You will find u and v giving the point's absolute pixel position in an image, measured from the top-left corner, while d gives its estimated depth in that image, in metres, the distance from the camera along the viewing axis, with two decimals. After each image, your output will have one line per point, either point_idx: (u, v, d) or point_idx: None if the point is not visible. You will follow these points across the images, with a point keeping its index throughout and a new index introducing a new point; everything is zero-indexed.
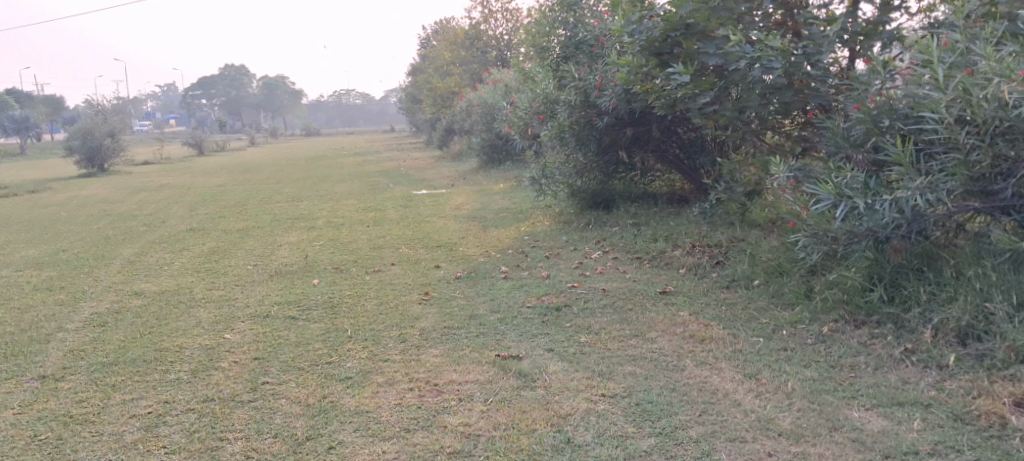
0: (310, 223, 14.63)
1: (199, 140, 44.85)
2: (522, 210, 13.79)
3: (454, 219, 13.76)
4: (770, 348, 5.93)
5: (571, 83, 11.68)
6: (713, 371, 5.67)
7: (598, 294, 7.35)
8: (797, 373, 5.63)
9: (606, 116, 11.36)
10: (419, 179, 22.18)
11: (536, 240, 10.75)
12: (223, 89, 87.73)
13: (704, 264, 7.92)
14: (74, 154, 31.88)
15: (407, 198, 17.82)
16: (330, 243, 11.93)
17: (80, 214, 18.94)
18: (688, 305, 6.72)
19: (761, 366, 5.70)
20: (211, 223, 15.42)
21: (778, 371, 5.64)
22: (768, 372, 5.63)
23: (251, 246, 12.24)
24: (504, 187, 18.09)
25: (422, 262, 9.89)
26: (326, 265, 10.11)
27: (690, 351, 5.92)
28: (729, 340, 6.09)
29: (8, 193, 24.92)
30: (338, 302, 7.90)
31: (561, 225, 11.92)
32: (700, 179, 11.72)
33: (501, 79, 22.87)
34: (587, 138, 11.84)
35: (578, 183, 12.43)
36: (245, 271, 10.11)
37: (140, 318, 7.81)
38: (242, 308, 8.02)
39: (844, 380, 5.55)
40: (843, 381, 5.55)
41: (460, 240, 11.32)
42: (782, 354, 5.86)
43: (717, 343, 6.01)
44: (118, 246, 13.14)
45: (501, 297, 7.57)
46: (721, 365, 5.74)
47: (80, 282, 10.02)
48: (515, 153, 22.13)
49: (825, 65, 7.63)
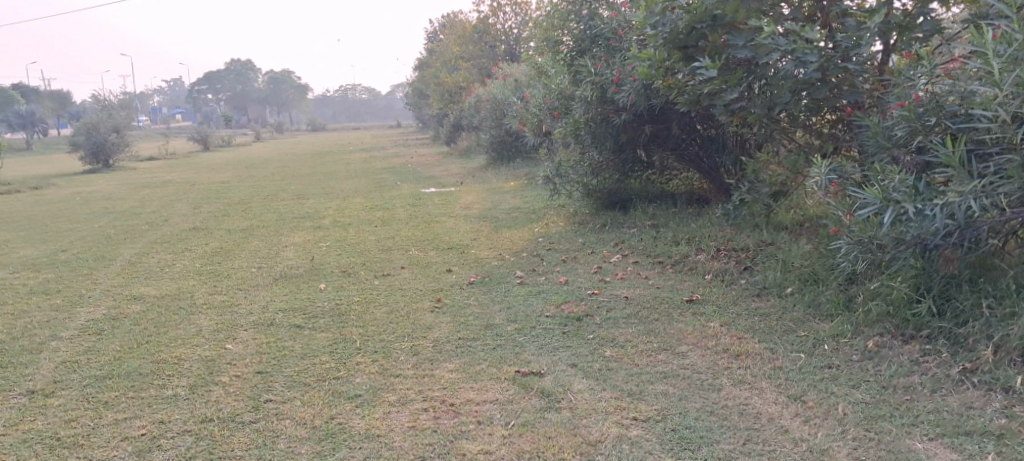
0: (317, 222, 14.29)
1: (206, 136, 44.52)
2: (535, 210, 13.43)
3: (464, 219, 13.40)
4: (814, 366, 5.60)
5: (588, 79, 11.30)
6: (753, 391, 5.32)
7: (621, 302, 7.00)
8: (846, 395, 5.31)
9: (623, 113, 10.99)
10: (427, 176, 21.82)
11: (551, 242, 10.39)
12: (230, 85, 87.54)
13: (731, 270, 7.56)
14: (79, 150, 31.58)
15: (415, 196, 17.46)
16: (338, 244, 11.59)
17: (83, 212, 18.61)
18: (718, 315, 6.36)
19: (807, 387, 5.38)
20: (216, 222, 15.08)
21: (825, 393, 5.32)
22: (815, 394, 5.31)
23: (256, 247, 11.89)
24: (515, 185, 17.73)
25: (433, 265, 9.54)
26: (334, 268, 9.75)
27: (727, 368, 5.57)
28: (766, 355, 5.73)
29: (12, 189, 24.61)
30: (346, 309, 7.54)
31: (576, 226, 11.57)
32: (720, 178, 11.27)
33: (511, 74, 22.47)
34: (604, 135, 11.48)
35: (593, 182, 12.07)
36: (250, 273, 9.77)
37: (139, 326, 7.45)
38: (246, 315, 7.66)
39: (900, 403, 5.22)
40: (899, 404, 5.21)
41: (472, 241, 10.97)
42: (827, 373, 5.53)
43: (754, 360, 5.66)
44: (120, 246, 12.80)
45: (518, 305, 7.22)
46: (760, 384, 5.39)
47: (79, 284, 9.69)
48: (525, 150, 21.75)
49: (862, 60, 7.36)
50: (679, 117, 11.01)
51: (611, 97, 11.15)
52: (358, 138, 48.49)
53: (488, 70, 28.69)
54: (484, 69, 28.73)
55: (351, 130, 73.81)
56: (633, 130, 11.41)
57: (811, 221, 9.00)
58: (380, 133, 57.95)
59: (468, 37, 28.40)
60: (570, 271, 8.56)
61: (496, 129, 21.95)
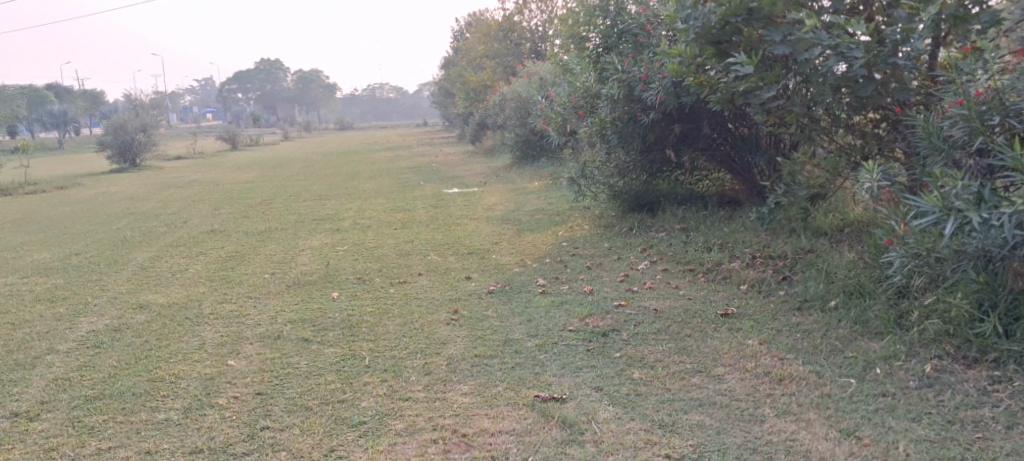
0: (336, 224, 13.90)
1: (233, 134, 44.41)
2: (559, 212, 12.96)
3: (486, 221, 12.95)
4: (866, 394, 5.12)
5: (614, 76, 10.82)
6: (800, 424, 4.83)
7: (650, 316, 6.52)
8: (908, 430, 4.80)
9: (652, 111, 10.51)
10: (451, 176, 21.41)
11: (576, 248, 9.93)
12: (258, 84, 87.75)
13: (769, 280, 7.07)
14: (106, 149, 31.48)
15: (437, 196, 17.04)
16: (356, 248, 11.19)
17: (103, 212, 18.36)
18: (756, 332, 5.88)
19: (859, 419, 4.89)
20: (234, 224, 14.74)
21: (881, 427, 4.82)
22: (870, 429, 4.81)
23: (272, 251, 11.51)
24: (539, 185, 17.28)
25: (452, 273, 9.10)
26: (348, 274, 9.34)
27: (768, 395, 5.08)
28: (810, 380, 5.24)
29: (35, 189, 24.39)
30: (356, 321, 7.10)
31: (602, 230, 11.09)
32: (755, 179, 10.78)
33: (536, 72, 22.00)
34: (632, 135, 11.01)
35: (619, 184, 11.59)
36: (262, 280, 9.37)
37: (139, 337, 7.07)
38: (253, 325, 7.24)
39: (973, 444, 4.68)
40: (973, 445, 4.68)
41: (494, 246, 10.53)
42: (881, 402, 5.04)
43: (799, 386, 5.18)
44: (134, 249, 12.47)
45: (540, 318, 6.77)
46: (809, 415, 4.91)
47: (86, 291, 9.34)
48: (550, 149, 21.28)
49: (914, 55, 6.79)
50: (711, 116, 10.51)
51: (639, 95, 10.67)
52: (385, 137, 48.21)
53: (513, 67, 28.20)
54: (509, 67, 28.26)
55: (377, 128, 73.67)
56: (662, 129, 10.92)
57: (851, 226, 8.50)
58: (407, 131, 57.70)
59: (493, 33, 27.94)
60: (595, 279, 8.10)
61: (521, 128, 21.49)
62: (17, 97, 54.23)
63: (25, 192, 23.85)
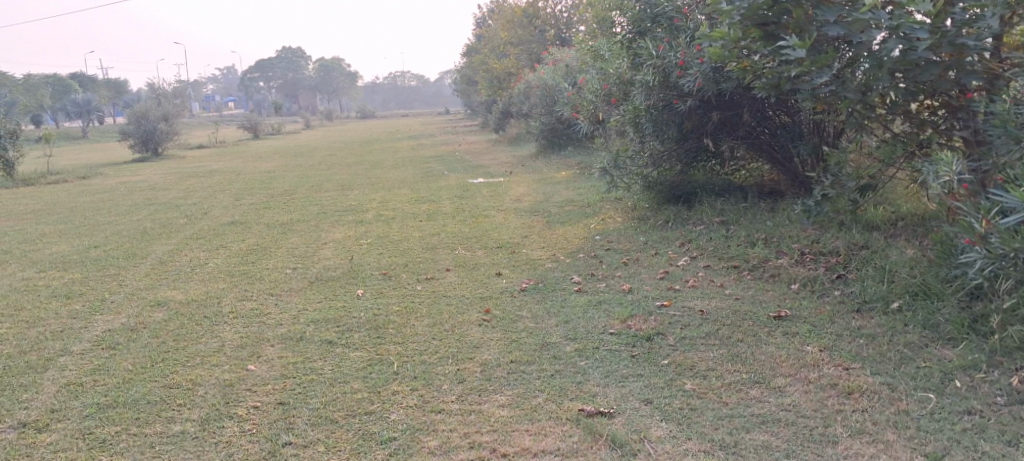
0: (360, 215, 13.55)
1: (256, 123, 44.18)
2: (589, 203, 12.55)
3: (514, 212, 12.57)
4: (949, 410, 4.81)
5: (649, 62, 10.40)
6: (879, 447, 4.58)
7: (696, 317, 6.13)
8: (1001, 454, 4.52)
9: (689, 99, 10.09)
10: (475, 165, 21.03)
11: (610, 241, 9.54)
12: (280, 72, 87.63)
13: (821, 278, 6.65)
14: (129, 138, 31.34)
15: (462, 186, 16.66)
16: (381, 241, 10.84)
17: (123, 203, 18.10)
18: (815, 337, 5.56)
19: (947, 442, 4.60)
20: (256, 215, 14.42)
21: (974, 452, 4.53)
22: (963, 454, 4.53)
23: (295, 244, 11.17)
24: (566, 175, 16.85)
25: (481, 268, 8.73)
26: (373, 269, 8.98)
27: (837, 412, 4.83)
28: (882, 394, 4.96)
29: (56, 179, 24.17)
30: (383, 322, 6.74)
31: (636, 222, 10.70)
32: (796, 170, 10.30)
33: (562, 59, 21.54)
34: (667, 123, 10.58)
35: (653, 174, 11.17)
36: (284, 275, 9.04)
37: (157, 338, 6.70)
38: (274, 326, 6.88)
39: None
40: None
41: (524, 239, 10.16)
42: (968, 421, 4.73)
43: (871, 401, 4.91)
44: (154, 240, 12.17)
45: (578, 319, 6.38)
46: (888, 436, 4.66)
47: (103, 285, 9.02)
48: (577, 137, 20.83)
49: (982, 35, 6.36)
50: (751, 103, 10.08)
51: (676, 82, 10.25)
52: (408, 125, 47.85)
53: (538, 54, 27.70)
54: (534, 53, 27.75)
55: (399, 116, 73.35)
56: (700, 117, 10.49)
57: (903, 219, 8.10)
58: (429, 119, 57.33)
59: (517, 20, 27.42)
60: (634, 276, 7.71)
61: (546, 116, 21.05)
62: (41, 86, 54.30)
63: (47, 182, 23.68)
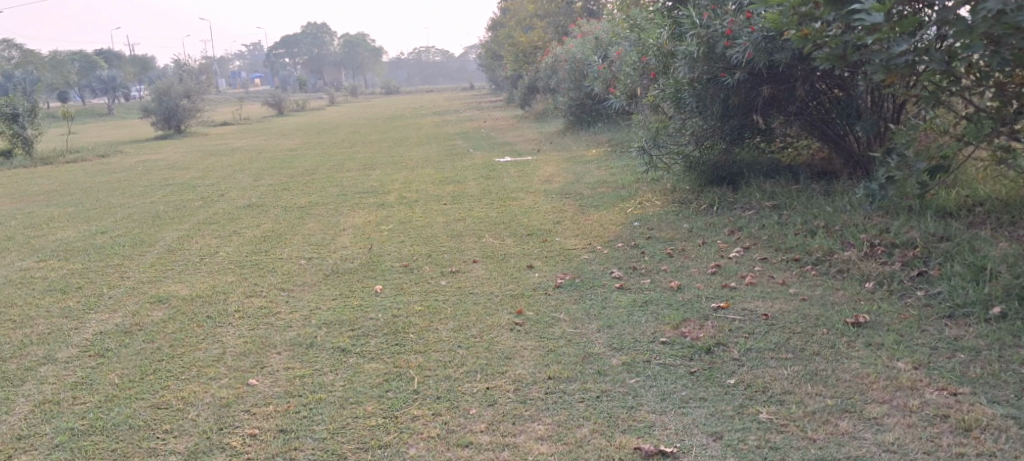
0: (382, 198, 12.82)
1: (279, 100, 43.58)
2: (624, 186, 11.75)
3: (544, 195, 11.80)
4: None
5: (692, 31, 9.58)
6: None
7: (761, 324, 5.36)
8: None
9: (737, 72, 9.27)
10: (501, 143, 20.26)
11: (652, 229, 8.77)
12: (306, 49, 87.14)
13: (900, 276, 5.84)
14: (152, 115, 30.84)
15: (488, 166, 15.89)
16: (404, 227, 10.11)
17: (140, 183, 17.51)
18: (905, 351, 4.85)
19: None
20: (274, 197, 13.73)
21: None
22: None
23: (311, 230, 10.46)
24: (597, 154, 16.03)
25: (511, 260, 7.97)
26: (394, 261, 8.24)
27: (957, 457, 4.08)
28: (1010, 432, 4.20)
29: (75, 158, 23.67)
30: (404, 325, 5.99)
31: (676, 206, 9.92)
32: (853, 148, 9.54)
33: (592, 31, 20.66)
34: (713, 98, 9.77)
35: (695, 154, 10.35)
36: (295, 266, 8.32)
37: (151, 343, 5.99)
38: (282, 330, 6.13)
39: None
40: None
41: (556, 226, 9.40)
42: None
43: (990, 437, 4.18)
44: (165, 225, 11.51)
45: (624, 324, 5.62)
46: None
47: (103, 277, 8.35)
48: (607, 114, 19.96)
49: None
50: (805, 76, 9.25)
51: (723, 53, 9.43)
52: (432, 101, 47.04)
53: (565, 28, 26.76)
54: (561, 27, 26.80)
55: (423, 93, 72.60)
56: (748, 91, 9.67)
57: (982, 204, 7.30)
58: (455, 96, 56.43)
59: None
60: (682, 270, 6.94)
61: (575, 92, 20.19)
62: (67, 64, 53.98)
63: (65, 161, 23.18)
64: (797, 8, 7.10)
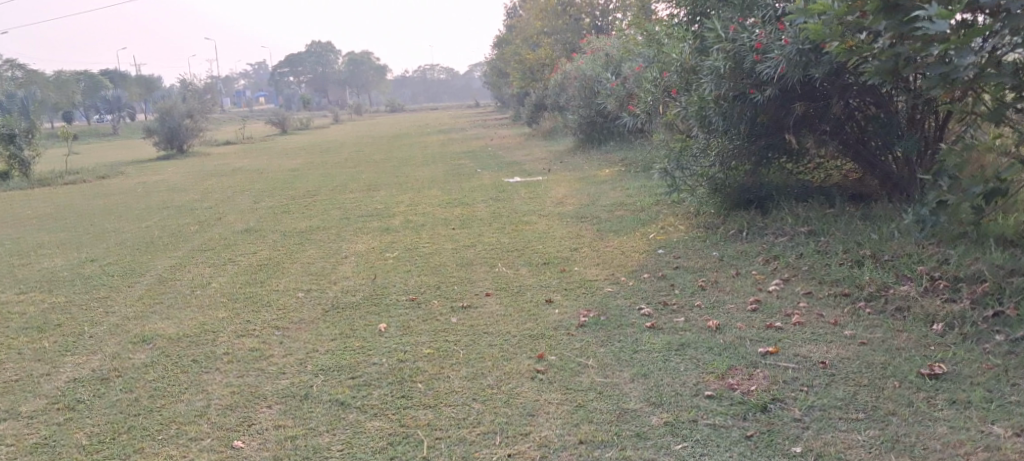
0: (387, 222, 12.18)
1: (284, 118, 43.04)
2: (643, 210, 11.12)
3: (558, 218, 11.18)
4: None
5: (718, 45, 9.01)
6: None
7: (817, 373, 4.90)
8: None
9: (768, 88, 8.70)
10: (509, 162, 19.65)
11: (680, 258, 8.14)
12: (310, 67, 86.72)
13: (972, 316, 5.39)
14: (153, 134, 30.22)
15: (498, 187, 15.27)
16: (411, 255, 9.47)
17: (135, 206, 16.85)
18: (997, 412, 4.52)
19: None
20: (274, 221, 13.10)
21: None
22: None
23: (311, 258, 9.82)
24: (610, 173, 15.42)
25: (527, 293, 7.32)
26: (399, 294, 7.60)
27: None
28: None
29: (73, 180, 23.00)
30: (412, 371, 5.34)
31: (702, 232, 9.30)
32: (892, 169, 8.95)
33: (602, 47, 20.03)
34: (741, 115, 9.19)
35: (720, 175, 9.72)
36: (292, 301, 7.68)
37: (129, 392, 5.29)
38: (275, 378, 5.47)
39: None
40: None
41: (574, 254, 8.78)
42: None
43: None
44: (158, 251, 10.86)
45: (661, 373, 5.01)
46: None
47: (86, 311, 7.69)
48: (619, 132, 19.36)
49: None
50: (841, 92, 8.69)
51: (752, 68, 8.86)
52: (438, 119, 46.50)
53: (573, 44, 26.17)
54: (569, 43, 26.21)
55: (429, 111, 72.06)
56: (779, 108, 9.10)
57: None
58: (458, 114, 55.87)
59: (550, 9, 25.89)
60: (718, 307, 6.31)
61: (585, 109, 19.59)
62: (71, 83, 53.44)
63: (62, 183, 22.53)
64: (841, 18, 6.50)
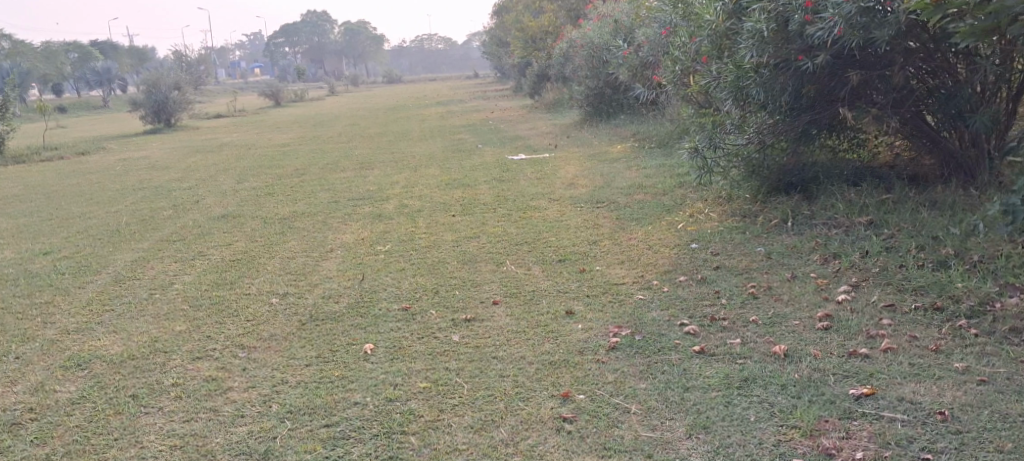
0: (380, 207, 11.00)
1: (278, 90, 41.68)
2: (665, 194, 9.97)
3: (570, 202, 10.03)
4: None
5: (758, 6, 7.81)
6: None
7: (939, 430, 4.17)
8: None
9: (820, 55, 7.52)
10: (512, 137, 18.45)
11: (719, 256, 6.99)
12: (306, 38, 85.01)
13: None
14: (140, 108, 28.89)
15: (501, 165, 14.10)
16: (406, 249, 8.31)
17: (111, 186, 15.63)
18: None
19: None
20: (256, 205, 11.90)
21: None
22: None
23: (293, 252, 8.64)
24: (623, 150, 14.25)
25: (542, 302, 6.16)
26: (390, 303, 6.43)
27: None
28: None
29: (51, 157, 21.73)
30: (403, 418, 4.48)
31: (738, 222, 8.17)
32: (955, 148, 7.85)
33: (610, 12, 18.70)
34: (784, 88, 8.02)
35: (756, 156, 8.56)
36: (264, 309, 6.51)
37: (41, 447, 4.44)
38: (230, 424, 4.52)
39: None
40: None
41: (592, 249, 7.66)
42: None
43: None
44: (121, 242, 9.68)
45: (728, 427, 4.27)
46: None
47: (23, 321, 6.54)
48: (629, 105, 18.16)
49: None
50: (905, 59, 7.56)
51: (799, 32, 7.69)
52: (436, 91, 45.11)
53: (578, 12, 24.86)
54: (573, 11, 24.88)
55: (426, 83, 70.59)
56: (828, 78, 7.93)
57: None
58: (457, 85, 54.56)
59: None
60: (780, 324, 5.17)
61: (592, 81, 18.34)
62: (60, 54, 51.88)
63: (39, 160, 21.29)
64: None
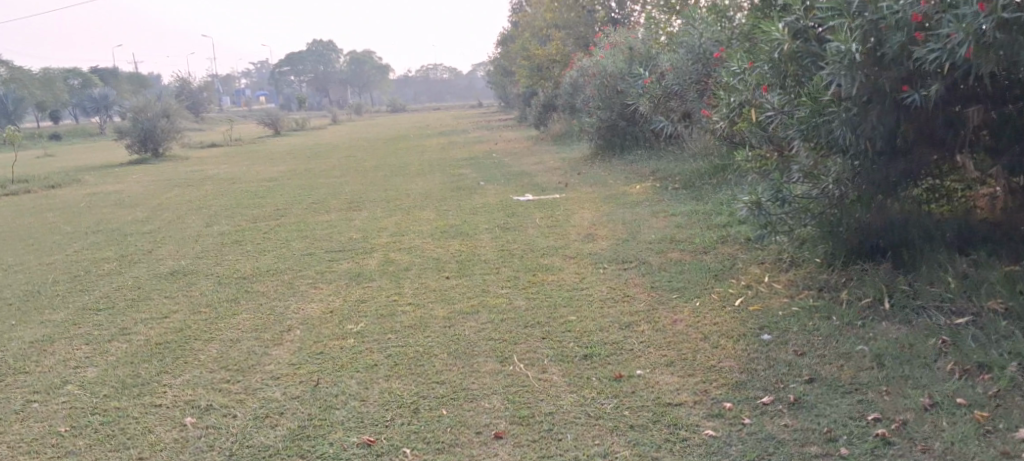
0: (359, 264, 9.06)
1: (275, 119, 39.95)
2: (708, 252, 8.01)
3: (590, 262, 8.08)
4: None
5: (844, 19, 5.84)
6: None
7: None
8: None
9: (933, 84, 5.60)
10: (518, 173, 16.58)
11: (809, 360, 5.04)
12: (310, 65, 83.57)
13: None
14: (124, 137, 26.96)
15: (506, 208, 12.19)
16: (380, 332, 6.35)
17: (64, 228, 13.68)
18: None
19: None
20: (213, 258, 9.95)
21: None
22: None
23: (237, 332, 6.67)
24: (645, 191, 12.38)
25: (567, 439, 4.45)
26: (346, 432, 4.65)
27: None
28: None
29: (16, 192, 19.78)
30: None
31: (816, 298, 6.24)
32: None
33: (624, 38, 16.84)
34: (877, 126, 6.02)
35: (836, 212, 6.60)
36: (168, 441, 4.70)
37: None
38: None
39: None
40: None
41: (627, 339, 5.70)
42: None
43: None
44: (32, 312, 7.74)
45: None
46: None
47: None
48: (647, 138, 16.33)
49: None
50: None
51: (900, 53, 5.72)
52: (438, 119, 43.32)
53: (587, 38, 23.00)
54: (582, 37, 23.03)
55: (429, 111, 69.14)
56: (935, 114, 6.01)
57: None
58: (461, 115, 52.90)
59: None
60: None
61: (605, 111, 16.44)
62: (55, 79, 50.12)
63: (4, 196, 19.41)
64: None
